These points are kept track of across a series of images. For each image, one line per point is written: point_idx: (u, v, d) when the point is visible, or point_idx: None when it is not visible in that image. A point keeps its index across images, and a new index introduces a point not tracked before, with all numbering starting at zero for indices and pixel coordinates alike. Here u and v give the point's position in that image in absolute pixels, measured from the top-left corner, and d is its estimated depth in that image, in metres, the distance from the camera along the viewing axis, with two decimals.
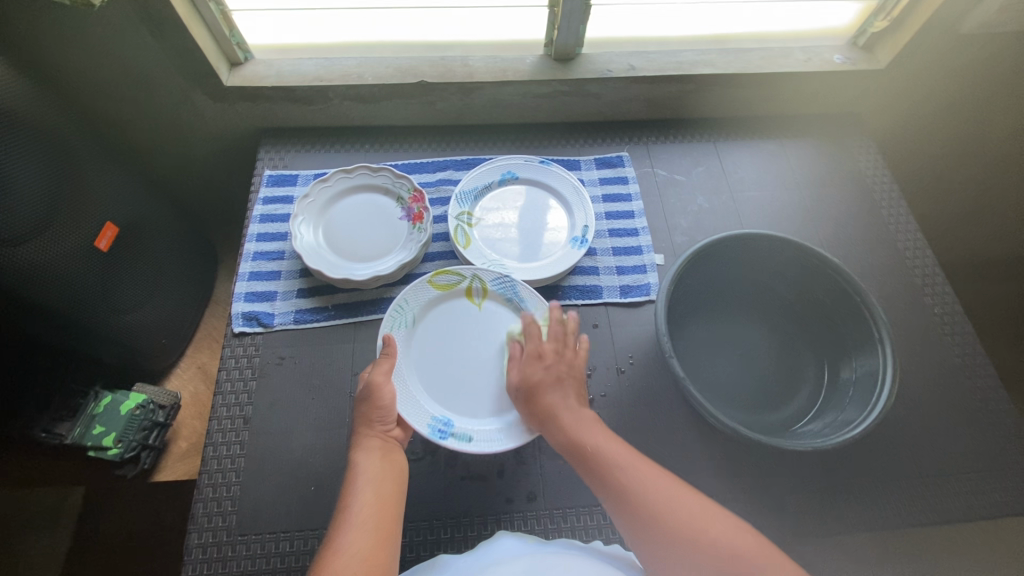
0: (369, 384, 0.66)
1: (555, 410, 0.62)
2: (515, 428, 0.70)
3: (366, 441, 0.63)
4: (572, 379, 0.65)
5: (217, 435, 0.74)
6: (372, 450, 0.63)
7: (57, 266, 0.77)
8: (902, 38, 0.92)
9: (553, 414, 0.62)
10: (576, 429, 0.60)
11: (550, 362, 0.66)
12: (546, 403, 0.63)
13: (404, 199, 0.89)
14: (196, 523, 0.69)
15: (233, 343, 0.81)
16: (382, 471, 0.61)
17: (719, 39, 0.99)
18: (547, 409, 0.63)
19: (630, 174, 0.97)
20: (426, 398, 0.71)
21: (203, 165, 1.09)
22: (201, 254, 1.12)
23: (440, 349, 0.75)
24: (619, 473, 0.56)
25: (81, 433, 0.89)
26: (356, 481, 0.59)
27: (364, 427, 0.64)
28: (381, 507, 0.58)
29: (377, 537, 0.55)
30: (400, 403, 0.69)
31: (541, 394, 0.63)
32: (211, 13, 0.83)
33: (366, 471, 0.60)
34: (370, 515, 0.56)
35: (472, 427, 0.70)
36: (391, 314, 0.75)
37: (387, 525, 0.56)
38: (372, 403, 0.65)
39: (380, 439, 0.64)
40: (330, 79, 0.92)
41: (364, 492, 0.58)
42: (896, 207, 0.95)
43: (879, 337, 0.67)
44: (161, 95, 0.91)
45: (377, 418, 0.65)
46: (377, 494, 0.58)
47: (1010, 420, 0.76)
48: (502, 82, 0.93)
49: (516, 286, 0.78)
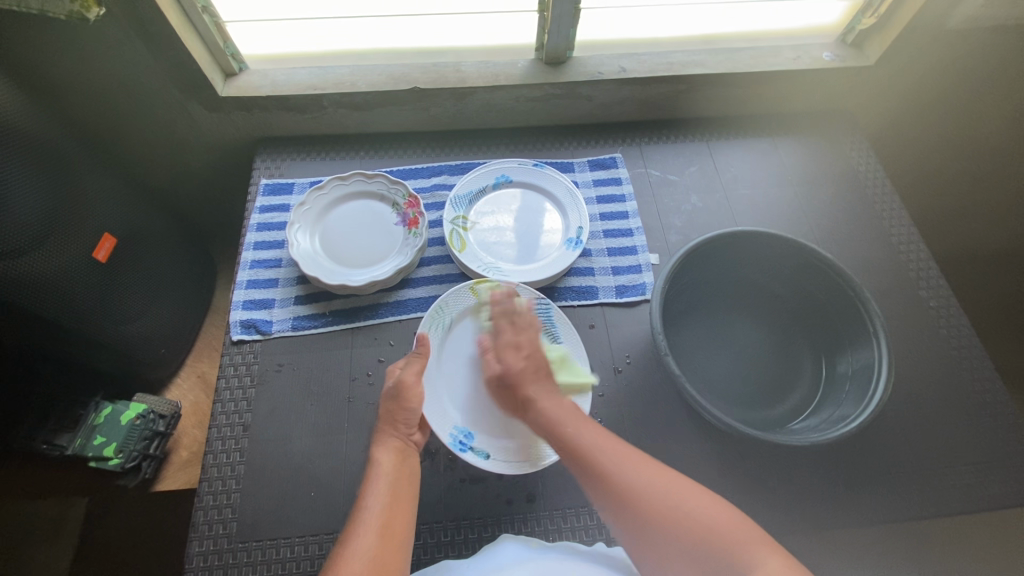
0: (399, 382, 0.67)
1: (532, 391, 0.64)
2: (534, 450, 0.69)
3: (384, 439, 0.64)
4: (548, 374, 0.67)
5: (217, 443, 0.74)
6: (390, 449, 0.63)
7: (58, 277, 0.77)
8: (890, 34, 0.93)
9: (534, 394, 0.64)
10: (556, 416, 0.62)
11: (527, 354, 0.68)
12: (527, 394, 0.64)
13: (399, 205, 0.90)
14: (197, 531, 0.69)
15: (231, 351, 0.81)
16: (398, 473, 0.61)
17: (709, 39, 1.00)
18: (529, 397, 0.64)
19: (624, 175, 0.98)
20: (453, 406, 0.72)
21: (199, 176, 1.09)
22: (199, 263, 1.12)
23: (470, 359, 0.75)
24: (598, 455, 0.57)
25: (82, 443, 0.90)
26: (373, 481, 0.60)
27: (387, 425, 0.65)
28: (397, 509, 0.58)
29: (391, 540, 0.55)
30: (427, 404, 0.70)
31: (523, 384, 0.65)
32: (204, 24, 0.84)
33: (384, 471, 0.61)
34: (386, 518, 0.57)
35: (492, 445, 0.70)
36: (430, 315, 0.75)
37: (399, 529, 0.57)
38: (398, 400, 0.66)
39: (400, 440, 0.65)
40: (324, 88, 0.93)
41: (381, 493, 0.59)
42: (889, 202, 0.95)
43: (873, 331, 0.67)
44: (157, 107, 0.92)
45: (402, 419, 0.65)
46: (392, 498, 0.59)
47: (1006, 411, 0.76)
48: (494, 86, 0.94)
49: (551, 311, 0.77)
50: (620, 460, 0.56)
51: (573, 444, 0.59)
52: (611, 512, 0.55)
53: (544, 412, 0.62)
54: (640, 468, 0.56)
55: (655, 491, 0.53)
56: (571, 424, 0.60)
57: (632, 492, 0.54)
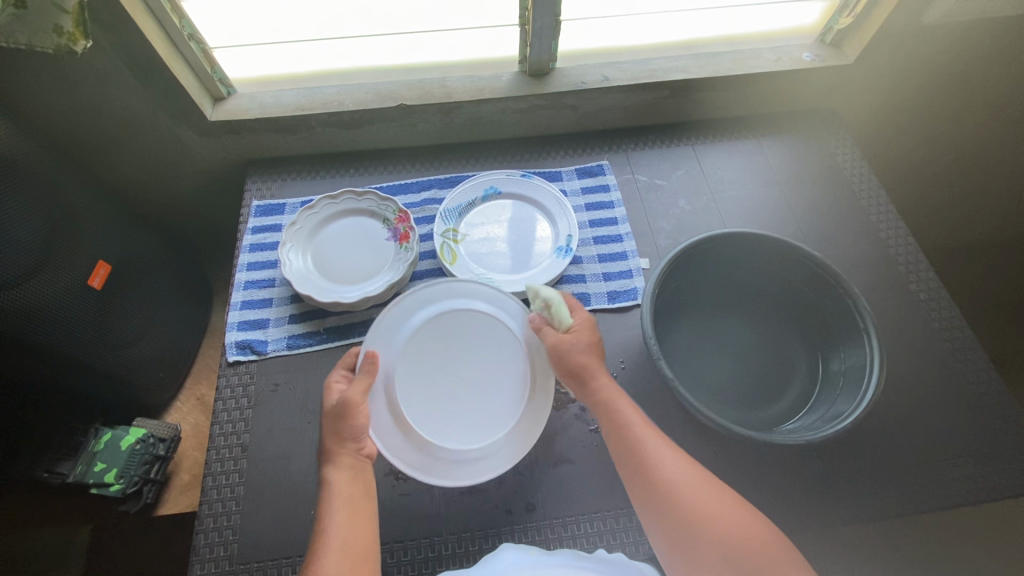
0: (345, 401, 0.62)
1: (589, 378, 0.65)
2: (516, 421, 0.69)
3: (335, 459, 0.61)
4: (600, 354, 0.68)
5: (216, 465, 0.75)
6: (344, 467, 0.61)
7: (55, 306, 0.78)
8: (866, 35, 0.94)
9: (594, 388, 0.65)
10: (614, 404, 0.63)
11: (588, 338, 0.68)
12: (590, 371, 0.66)
13: (390, 220, 0.91)
14: (198, 554, 0.69)
15: (228, 373, 0.81)
16: (355, 491, 0.60)
17: (688, 45, 1.01)
18: (594, 378, 0.65)
19: (611, 181, 0.99)
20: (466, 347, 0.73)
21: (192, 200, 1.11)
22: (195, 286, 1.13)
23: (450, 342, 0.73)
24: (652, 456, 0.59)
25: (82, 471, 0.91)
26: (331, 503, 0.58)
27: (337, 441, 0.62)
28: (358, 532, 0.57)
29: (355, 561, 0.54)
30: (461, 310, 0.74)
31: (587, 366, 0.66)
32: (192, 52, 0.86)
33: (339, 492, 0.59)
34: (348, 539, 0.56)
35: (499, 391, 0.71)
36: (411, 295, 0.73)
37: (365, 548, 0.56)
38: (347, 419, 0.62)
39: (352, 456, 0.62)
40: (312, 108, 0.94)
41: (340, 516, 0.57)
42: (877, 198, 0.96)
43: (864, 328, 0.68)
44: (149, 134, 0.93)
45: (350, 435, 0.62)
46: (346, 524, 0.57)
47: (1002, 402, 0.77)
48: (480, 99, 0.95)
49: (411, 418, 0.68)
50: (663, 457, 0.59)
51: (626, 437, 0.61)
52: (644, 503, 0.57)
53: (605, 405, 0.64)
54: (679, 466, 0.58)
55: (699, 504, 0.55)
56: (640, 434, 0.61)
57: (669, 487, 0.56)
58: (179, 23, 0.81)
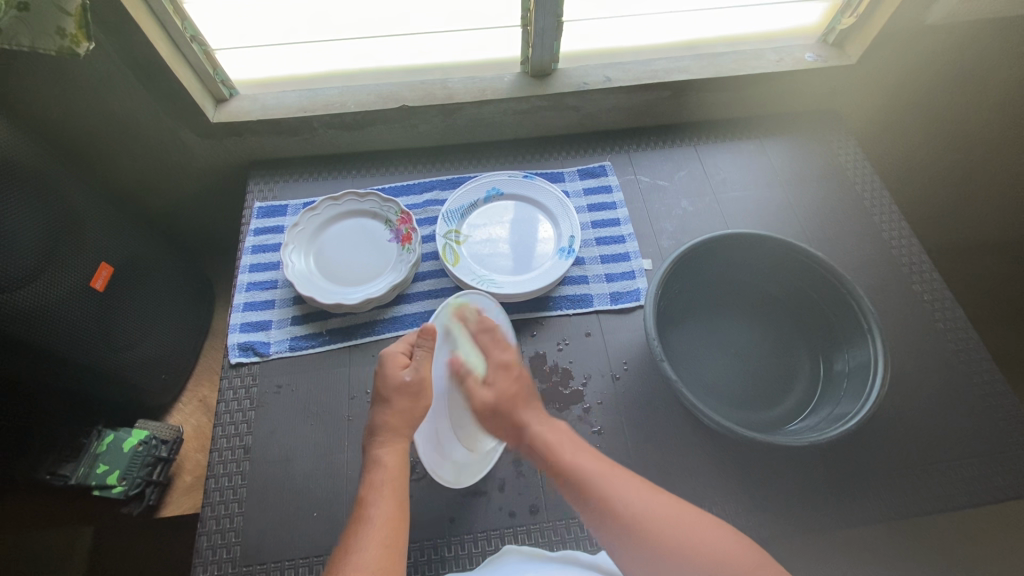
0: (420, 379, 0.66)
1: (522, 427, 0.67)
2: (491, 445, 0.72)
3: (392, 440, 0.63)
4: (531, 399, 0.71)
5: (219, 467, 0.74)
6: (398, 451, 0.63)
7: (59, 307, 0.78)
8: (869, 35, 0.94)
9: (530, 434, 0.66)
10: (553, 445, 0.64)
11: (513, 379, 0.71)
12: (521, 419, 0.67)
13: (392, 222, 0.91)
14: (201, 557, 0.69)
15: (230, 374, 0.81)
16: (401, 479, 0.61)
17: (690, 45, 1.01)
18: (525, 425, 0.67)
19: (614, 182, 0.99)
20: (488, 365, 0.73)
21: (195, 202, 1.11)
22: (197, 288, 1.13)
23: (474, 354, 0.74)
24: (605, 485, 0.58)
25: (85, 472, 0.91)
26: (378, 489, 0.59)
27: (394, 425, 0.64)
28: (401, 519, 0.58)
29: (397, 548, 0.55)
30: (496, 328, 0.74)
31: (517, 410, 0.68)
32: (195, 54, 0.86)
33: (390, 476, 0.61)
34: (393, 524, 0.56)
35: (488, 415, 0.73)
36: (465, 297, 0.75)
37: (403, 538, 0.57)
38: (419, 398, 0.65)
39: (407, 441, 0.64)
40: (314, 110, 0.94)
41: (388, 501, 0.58)
42: (879, 198, 0.96)
43: (868, 328, 0.67)
44: (151, 136, 0.93)
45: (405, 419, 0.64)
46: (397, 505, 0.58)
47: (1007, 402, 0.76)
48: (482, 101, 0.95)
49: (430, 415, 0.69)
50: (617, 483, 0.58)
51: (572, 475, 0.60)
52: (611, 533, 0.56)
53: (544, 446, 0.64)
54: (636, 491, 0.58)
55: (660, 521, 0.54)
56: (583, 467, 0.61)
57: (631, 511, 0.55)
58: (182, 25, 0.81)
